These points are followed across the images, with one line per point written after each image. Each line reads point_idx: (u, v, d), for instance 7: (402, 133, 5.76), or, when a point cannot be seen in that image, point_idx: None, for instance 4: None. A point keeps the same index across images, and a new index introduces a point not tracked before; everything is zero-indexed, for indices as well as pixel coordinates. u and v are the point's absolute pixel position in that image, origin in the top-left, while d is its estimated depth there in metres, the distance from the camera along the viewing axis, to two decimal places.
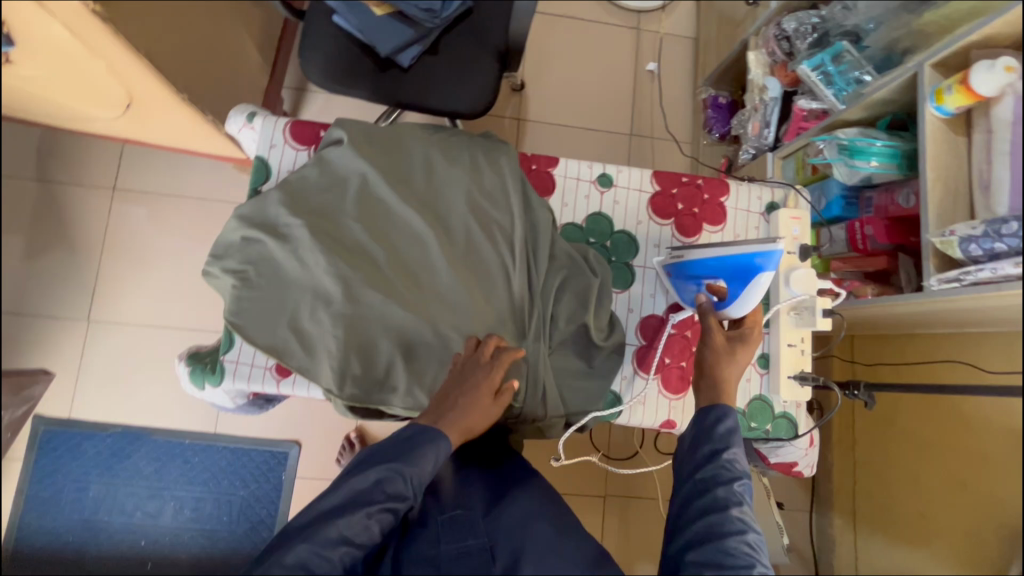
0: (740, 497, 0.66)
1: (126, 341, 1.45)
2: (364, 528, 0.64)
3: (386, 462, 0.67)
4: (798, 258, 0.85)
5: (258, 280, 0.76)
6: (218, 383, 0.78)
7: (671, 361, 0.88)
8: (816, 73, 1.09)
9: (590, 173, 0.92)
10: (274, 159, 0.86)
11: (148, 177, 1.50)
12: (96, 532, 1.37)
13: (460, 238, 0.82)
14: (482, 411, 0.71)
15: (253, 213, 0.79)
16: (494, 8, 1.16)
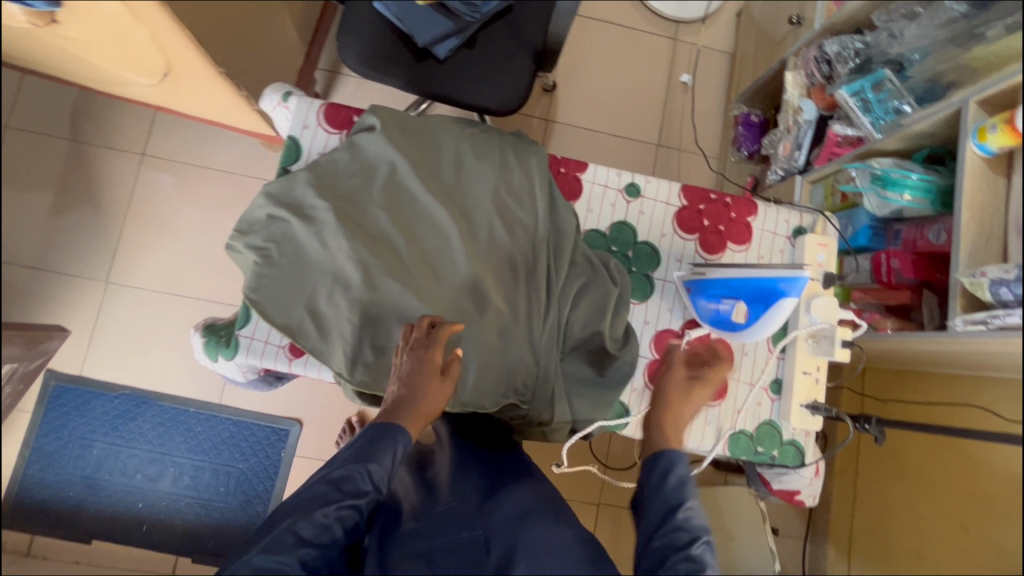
0: (700, 553, 0.65)
1: (141, 305, 1.47)
2: (324, 528, 0.63)
3: (347, 460, 0.68)
4: (821, 285, 0.83)
5: (280, 259, 0.77)
6: (231, 357, 0.78)
7: None
8: (854, 99, 1.07)
9: (618, 181, 0.91)
10: (305, 140, 0.86)
11: (177, 146, 1.51)
12: (96, 490, 1.39)
13: (481, 236, 0.82)
14: (437, 392, 0.72)
15: (281, 192, 0.80)
16: (535, 6, 1.15)
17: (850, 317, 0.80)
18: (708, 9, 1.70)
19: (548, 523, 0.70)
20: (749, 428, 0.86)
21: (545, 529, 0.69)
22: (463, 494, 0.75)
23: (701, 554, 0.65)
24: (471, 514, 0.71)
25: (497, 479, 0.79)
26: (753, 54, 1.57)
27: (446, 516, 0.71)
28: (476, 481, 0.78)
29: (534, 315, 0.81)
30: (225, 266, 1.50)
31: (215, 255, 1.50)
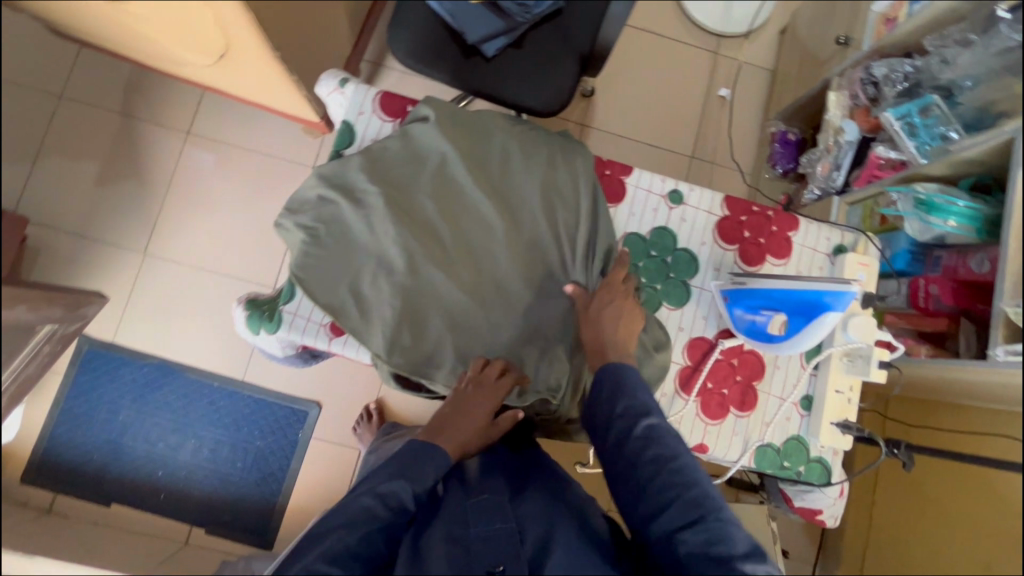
0: (653, 429, 0.69)
1: (175, 278, 1.51)
2: (370, 541, 0.66)
3: (389, 477, 0.71)
4: (860, 304, 0.82)
5: (329, 239, 0.79)
6: (275, 331, 0.80)
7: (714, 387, 0.87)
8: (900, 122, 1.07)
9: (661, 187, 0.92)
10: (359, 126, 0.87)
11: (221, 126, 1.55)
12: (120, 455, 1.43)
13: (528, 239, 0.84)
14: (482, 429, 0.78)
15: (333, 174, 0.82)
16: (584, 11, 1.16)
17: (888, 339, 0.80)
18: (752, 24, 1.69)
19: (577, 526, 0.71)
20: (775, 442, 0.86)
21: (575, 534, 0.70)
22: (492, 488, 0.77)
23: (655, 431, 0.69)
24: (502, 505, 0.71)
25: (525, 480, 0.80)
26: (796, 71, 1.57)
27: (479, 502, 0.72)
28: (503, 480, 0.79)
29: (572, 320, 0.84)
30: (258, 247, 1.53)
31: (249, 235, 1.53)
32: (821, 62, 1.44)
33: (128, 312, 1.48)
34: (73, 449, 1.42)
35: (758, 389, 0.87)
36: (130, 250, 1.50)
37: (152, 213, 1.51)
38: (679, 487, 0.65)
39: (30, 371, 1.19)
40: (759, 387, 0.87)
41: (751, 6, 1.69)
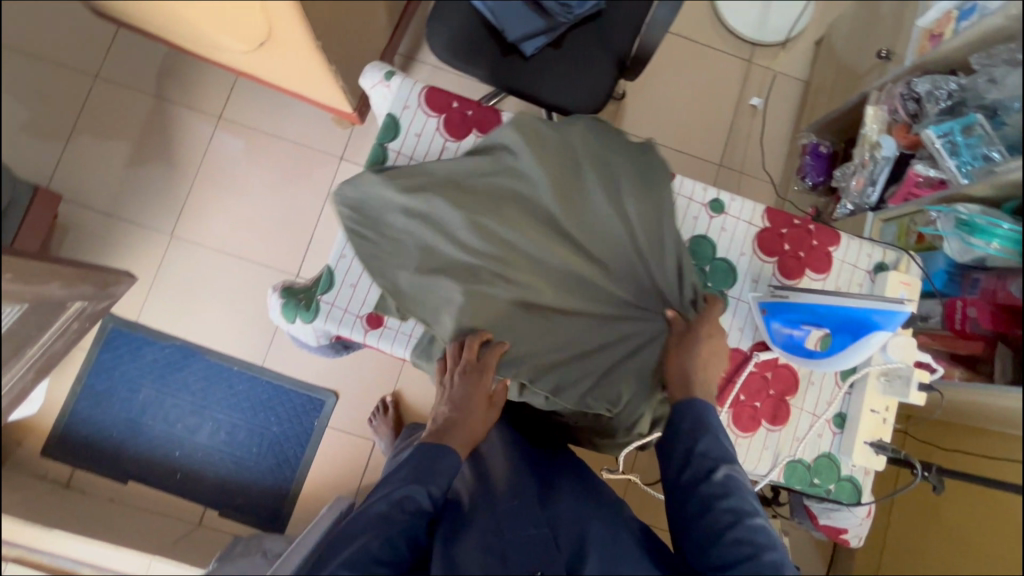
0: (726, 476, 0.73)
1: (200, 261, 1.52)
2: (390, 545, 0.66)
3: (404, 480, 0.71)
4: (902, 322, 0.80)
5: (408, 245, 0.79)
6: (310, 321, 0.81)
7: (746, 400, 0.86)
8: (941, 141, 1.06)
9: (703, 196, 0.91)
10: (404, 119, 0.86)
11: (253, 112, 1.56)
12: (138, 433, 1.45)
13: (609, 262, 0.84)
14: (484, 416, 0.77)
15: (415, 168, 0.81)
16: (625, 14, 1.16)
17: (928, 360, 0.79)
18: (788, 33, 1.67)
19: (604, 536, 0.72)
20: (807, 458, 0.86)
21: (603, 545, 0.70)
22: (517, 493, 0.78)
23: (727, 478, 0.73)
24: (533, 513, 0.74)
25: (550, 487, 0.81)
26: (831, 84, 1.55)
27: (510, 513, 0.74)
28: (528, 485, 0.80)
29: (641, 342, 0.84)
30: (282, 234, 1.54)
31: (274, 222, 1.54)
32: (858, 76, 1.42)
33: (152, 293, 1.49)
34: (93, 426, 1.43)
35: (791, 404, 0.87)
36: (157, 231, 1.51)
37: (179, 196, 1.52)
38: (755, 541, 0.68)
39: (57, 347, 1.21)
40: (791, 402, 0.87)
41: (788, 15, 1.67)
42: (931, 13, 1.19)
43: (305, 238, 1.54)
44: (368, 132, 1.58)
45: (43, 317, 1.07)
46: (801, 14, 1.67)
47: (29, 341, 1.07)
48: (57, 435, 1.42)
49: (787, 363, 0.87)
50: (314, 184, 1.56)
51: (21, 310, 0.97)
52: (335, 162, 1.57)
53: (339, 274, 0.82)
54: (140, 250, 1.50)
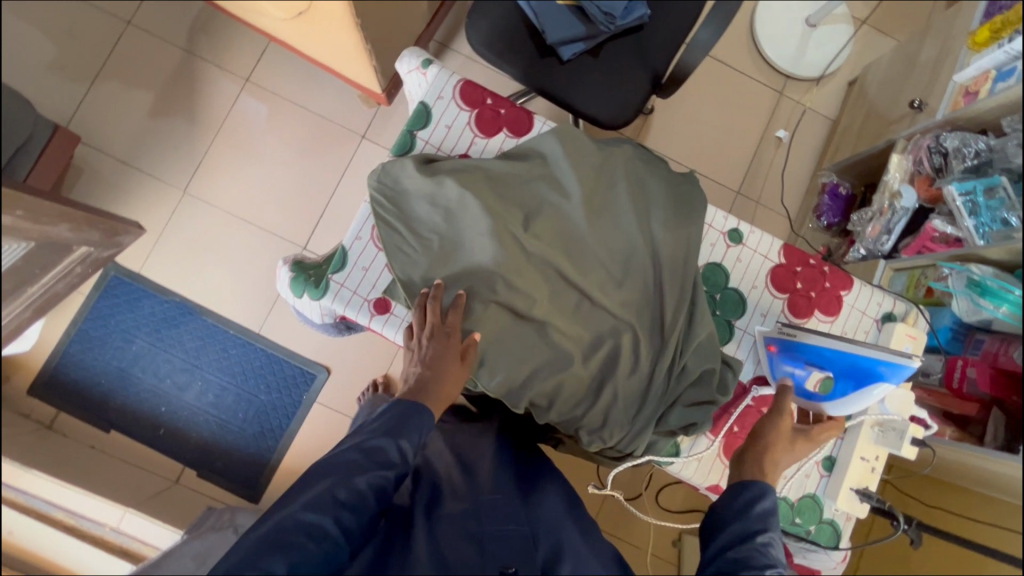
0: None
1: (209, 221, 1.51)
2: (358, 492, 0.66)
3: (378, 433, 0.71)
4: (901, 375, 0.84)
5: (433, 248, 0.76)
6: (318, 298, 0.79)
7: (738, 431, 0.87)
8: (963, 199, 1.06)
9: (723, 224, 0.90)
10: (436, 110, 0.83)
11: (281, 79, 1.56)
12: (127, 383, 1.44)
13: (631, 288, 0.76)
14: (457, 376, 0.73)
15: (448, 167, 0.77)
16: (666, 30, 1.15)
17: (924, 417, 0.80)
18: (823, 70, 1.67)
19: (576, 544, 0.74)
20: (790, 497, 0.86)
21: (575, 552, 0.72)
22: (503, 488, 0.80)
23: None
24: (513, 506, 0.77)
25: (531, 489, 0.82)
26: (859, 127, 1.55)
27: (488, 505, 0.77)
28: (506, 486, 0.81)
29: (660, 371, 0.75)
30: (293, 205, 1.53)
31: (287, 192, 1.53)
32: (887, 123, 1.42)
33: (158, 245, 1.49)
34: (82, 369, 1.43)
35: None
36: (171, 186, 1.51)
37: (198, 154, 1.52)
38: None
39: (59, 289, 1.21)
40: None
41: (826, 52, 1.66)
42: (968, 70, 1.18)
43: (316, 211, 1.53)
44: (392, 113, 1.56)
45: (46, 256, 1.08)
46: (839, 53, 1.66)
47: (29, 277, 1.08)
48: (46, 375, 1.42)
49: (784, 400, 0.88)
50: (332, 159, 1.55)
51: (27, 249, 1.01)
52: (356, 140, 1.56)
53: (353, 253, 0.80)
54: (152, 202, 1.50)
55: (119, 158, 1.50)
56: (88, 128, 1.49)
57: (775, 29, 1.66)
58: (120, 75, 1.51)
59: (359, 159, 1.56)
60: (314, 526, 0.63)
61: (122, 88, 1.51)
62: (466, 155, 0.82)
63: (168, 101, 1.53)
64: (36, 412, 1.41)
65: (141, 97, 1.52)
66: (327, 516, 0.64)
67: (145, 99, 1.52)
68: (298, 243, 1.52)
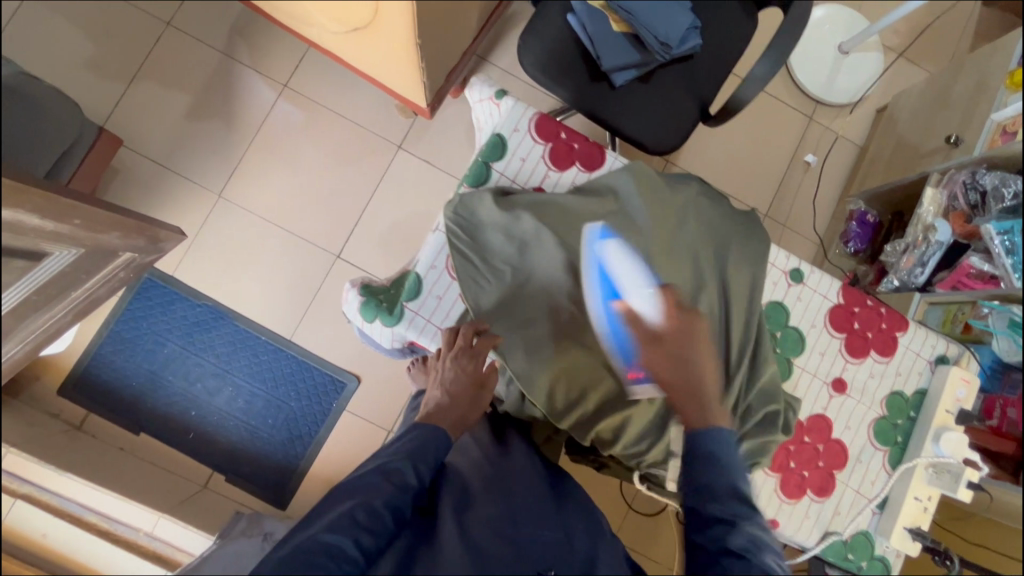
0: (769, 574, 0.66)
1: (243, 226, 1.51)
2: (376, 516, 0.69)
3: (398, 456, 0.76)
4: (954, 419, 0.87)
5: (508, 278, 0.84)
6: (392, 325, 0.86)
7: (795, 468, 0.88)
8: (1000, 238, 1.08)
9: (784, 263, 0.91)
10: (511, 140, 0.88)
11: (319, 86, 1.56)
12: (157, 387, 1.44)
13: (692, 321, 0.79)
14: (474, 400, 0.83)
15: (525, 203, 0.84)
16: (715, 59, 1.17)
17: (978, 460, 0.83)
18: (854, 96, 1.68)
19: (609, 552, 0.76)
20: (846, 536, 0.88)
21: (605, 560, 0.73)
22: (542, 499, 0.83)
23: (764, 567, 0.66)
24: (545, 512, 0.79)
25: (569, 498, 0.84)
26: (888, 155, 1.56)
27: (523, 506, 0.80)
28: (538, 492, 0.83)
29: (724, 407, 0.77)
30: (328, 213, 1.53)
31: (321, 201, 1.53)
32: (918, 155, 1.44)
33: (192, 249, 1.49)
34: (112, 372, 1.43)
35: (836, 479, 0.89)
36: (207, 190, 1.51)
37: (233, 157, 1.52)
38: None
39: (101, 293, 1.21)
40: (837, 476, 0.90)
41: (859, 79, 1.68)
42: (1008, 109, 1.19)
43: (351, 219, 1.53)
44: (429, 125, 1.56)
45: (93, 262, 1.09)
46: (870, 79, 1.68)
47: (74, 282, 1.08)
48: (76, 376, 1.42)
49: (838, 439, 0.90)
50: (367, 169, 1.55)
51: (74, 255, 1.02)
52: (392, 150, 1.56)
53: (426, 282, 0.86)
54: (187, 205, 1.49)
55: (155, 160, 1.49)
56: (124, 128, 1.48)
57: (809, 55, 1.68)
58: (157, 76, 1.50)
59: (395, 169, 1.55)
60: (334, 547, 0.66)
61: (159, 88, 1.50)
62: (540, 186, 0.88)
63: (205, 104, 1.52)
64: (65, 412, 1.41)
65: (177, 99, 1.51)
66: (348, 538, 0.67)
67: (181, 101, 1.51)
68: (332, 251, 1.52)
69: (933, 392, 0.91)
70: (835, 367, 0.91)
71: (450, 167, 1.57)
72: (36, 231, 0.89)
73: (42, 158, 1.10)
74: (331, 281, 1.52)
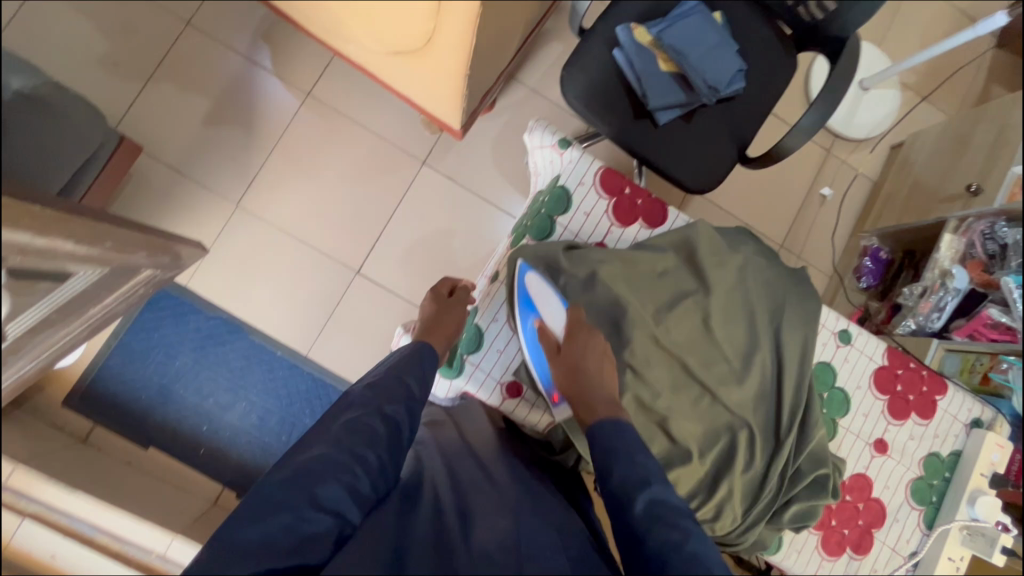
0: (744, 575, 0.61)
1: (259, 236, 1.47)
2: (367, 426, 0.71)
3: (384, 373, 0.81)
4: (988, 481, 0.99)
5: None
6: (452, 377, 0.98)
7: (836, 525, 0.98)
8: (1018, 289, 1.15)
9: (834, 324, 1.01)
10: (576, 195, 0.98)
11: (341, 93, 1.52)
12: (167, 400, 1.41)
13: (750, 385, 0.86)
14: (454, 312, 0.97)
15: (589, 256, 0.90)
16: (756, 100, 1.17)
17: (1009, 523, 0.94)
18: (872, 133, 1.71)
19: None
20: None
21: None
22: None
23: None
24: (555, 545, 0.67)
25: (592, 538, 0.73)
26: (905, 195, 1.59)
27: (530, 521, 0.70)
28: (552, 516, 0.73)
29: (777, 470, 0.86)
30: (349, 227, 1.50)
31: (342, 215, 1.50)
32: (936, 199, 1.47)
33: (206, 259, 1.44)
34: (121, 383, 1.39)
35: (874, 536, 1.00)
36: (223, 198, 1.46)
37: (253, 166, 1.48)
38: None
39: (118, 308, 1.17)
40: (876, 534, 1.00)
41: (877, 115, 1.71)
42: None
43: (372, 234, 1.51)
44: (454, 141, 1.54)
45: (115, 280, 1.04)
46: (888, 117, 1.71)
47: (94, 299, 1.04)
48: (83, 388, 1.38)
49: (877, 498, 1.00)
50: (389, 184, 1.52)
51: (98, 274, 0.98)
52: (416, 165, 1.53)
53: (488, 337, 0.98)
54: (202, 213, 1.45)
55: (171, 166, 1.44)
56: (140, 131, 1.43)
57: None
58: (176, 77, 1.45)
59: (419, 185, 1.53)
60: (333, 459, 0.66)
61: (175, 91, 1.45)
62: (603, 239, 0.98)
63: (223, 110, 1.47)
64: (70, 425, 1.37)
65: (196, 104, 1.46)
66: (345, 450, 0.67)
67: (200, 106, 1.46)
68: (352, 267, 1.49)
69: (969, 455, 1.02)
70: (878, 429, 1.01)
71: (474, 185, 1.54)
72: (66, 255, 0.85)
73: (64, 168, 1.05)
74: (349, 298, 1.49)
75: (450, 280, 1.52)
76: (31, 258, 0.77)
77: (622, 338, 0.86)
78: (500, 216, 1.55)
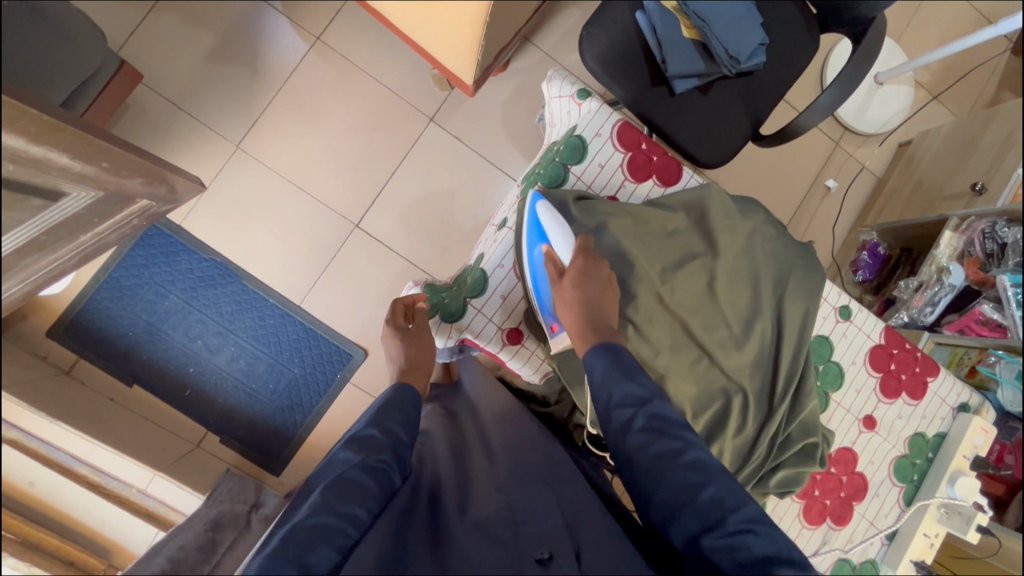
0: (735, 504, 0.66)
1: (258, 181, 1.44)
2: (357, 481, 0.66)
3: (367, 425, 0.75)
4: (968, 464, 1.02)
5: None
6: (452, 319, 0.97)
7: (818, 496, 1.00)
8: (1014, 290, 1.13)
9: (836, 300, 1.02)
10: (592, 145, 0.97)
11: (351, 40, 1.47)
12: (155, 338, 1.39)
13: (748, 351, 0.87)
14: (423, 346, 0.95)
15: (601, 209, 0.90)
16: (776, 76, 1.16)
17: (985, 504, 0.97)
18: (883, 128, 1.70)
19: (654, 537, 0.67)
20: (856, 559, 1.02)
21: (599, 542, 0.63)
22: None
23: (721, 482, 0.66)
24: (545, 493, 0.69)
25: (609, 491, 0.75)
26: (907, 194, 1.60)
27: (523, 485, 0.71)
28: (548, 476, 0.74)
29: (767, 436, 0.88)
30: (351, 179, 1.47)
31: (344, 166, 1.47)
32: (940, 196, 1.47)
33: (202, 200, 1.41)
34: (109, 318, 1.37)
35: (853, 508, 1.02)
36: (223, 138, 1.42)
37: (256, 107, 1.44)
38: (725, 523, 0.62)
39: (110, 239, 1.14)
40: (855, 506, 1.03)
41: (890, 111, 1.69)
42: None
43: (374, 189, 1.48)
44: (465, 99, 1.51)
45: (109, 207, 1.00)
46: (901, 114, 1.70)
47: (85, 227, 0.99)
48: (69, 320, 1.35)
49: (860, 472, 1.03)
50: (395, 138, 1.49)
51: (92, 197, 0.94)
52: (423, 121, 1.50)
53: (492, 281, 0.97)
54: (201, 152, 1.41)
55: (171, 100, 1.40)
56: (142, 62, 1.39)
57: None
58: (180, 9, 1.41)
59: (425, 142, 1.50)
60: (319, 527, 0.60)
61: (179, 23, 1.41)
62: (615, 194, 0.98)
63: (228, 46, 1.43)
64: (53, 356, 1.34)
65: (200, 38, 1.41)
66: (330, 514, 0.61)
67: (204, 41, 1.42)
68: (350, 220, 1.47)
69: (953, 436, 1.05)
70: (868, 406, 1.03)
71: (480, 147, 1.52)
72: (61, 169, 0.83)
73: (59, 86, 1.01)
74: (347, 250, 1.47)
75: (449, 241, 1.50)
76: (23, 167, 0.75)
77: (626, 293, 0.87)
78: (504, 180, 1.53)
